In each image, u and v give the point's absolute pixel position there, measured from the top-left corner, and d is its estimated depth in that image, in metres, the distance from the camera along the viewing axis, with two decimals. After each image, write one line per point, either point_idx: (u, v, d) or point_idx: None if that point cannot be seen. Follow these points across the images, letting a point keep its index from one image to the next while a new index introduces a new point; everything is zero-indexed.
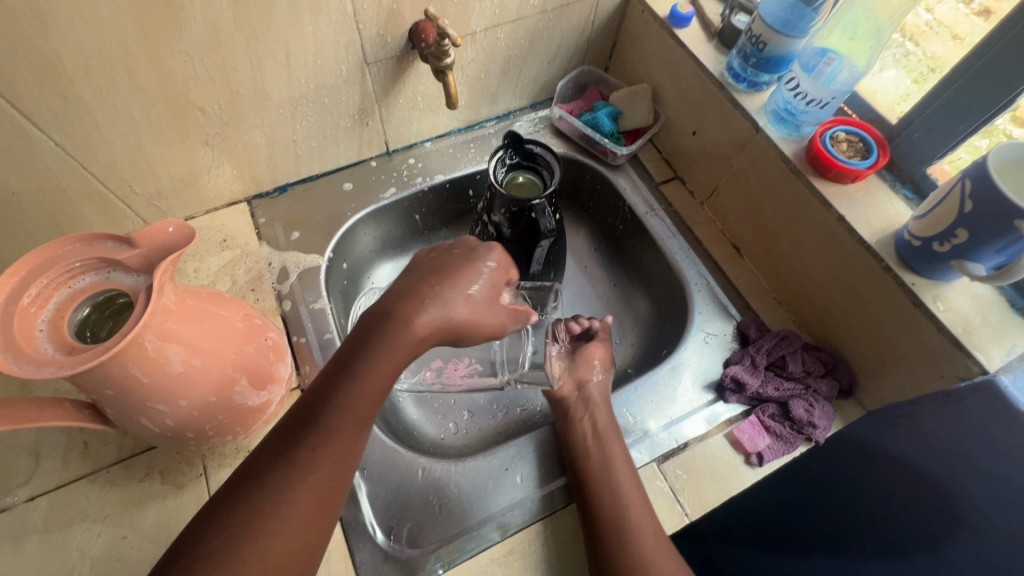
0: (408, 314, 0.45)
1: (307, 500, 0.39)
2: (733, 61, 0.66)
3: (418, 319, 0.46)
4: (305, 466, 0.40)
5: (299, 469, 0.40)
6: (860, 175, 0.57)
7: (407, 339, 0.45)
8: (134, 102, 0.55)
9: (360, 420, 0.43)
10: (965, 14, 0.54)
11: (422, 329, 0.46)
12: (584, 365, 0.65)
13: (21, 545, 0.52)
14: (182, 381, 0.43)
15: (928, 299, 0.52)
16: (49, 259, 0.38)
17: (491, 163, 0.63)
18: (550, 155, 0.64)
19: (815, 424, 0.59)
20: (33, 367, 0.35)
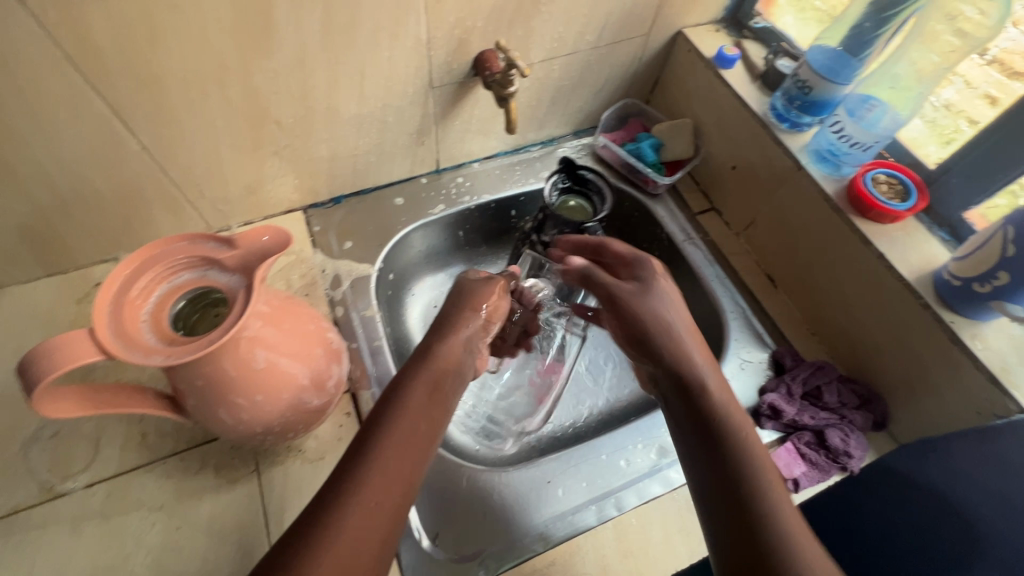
0: (430, 344, 0.54)
1: (381, 496, 0.40)
2: (776, 102, 0.69)
3: (443, 340, 0.54)
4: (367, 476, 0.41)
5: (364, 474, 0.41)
6: (899, 217, 0.60)
7: (436, 357, 0.52)
8: (219, 114, 0.58)
9: (418, 435, 0.45)
10: (978, 65, 0.59)
11: (447, 354, 0.53)
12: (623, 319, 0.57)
13: (80, 530, 0.54)
14: (261, 377, 0.45)
15: (966, 337, 0.55)
16: (155, 255, 0.41)
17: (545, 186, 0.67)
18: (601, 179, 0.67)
19: (850, 453, 0.61)
20: (143, 356, 0.37)
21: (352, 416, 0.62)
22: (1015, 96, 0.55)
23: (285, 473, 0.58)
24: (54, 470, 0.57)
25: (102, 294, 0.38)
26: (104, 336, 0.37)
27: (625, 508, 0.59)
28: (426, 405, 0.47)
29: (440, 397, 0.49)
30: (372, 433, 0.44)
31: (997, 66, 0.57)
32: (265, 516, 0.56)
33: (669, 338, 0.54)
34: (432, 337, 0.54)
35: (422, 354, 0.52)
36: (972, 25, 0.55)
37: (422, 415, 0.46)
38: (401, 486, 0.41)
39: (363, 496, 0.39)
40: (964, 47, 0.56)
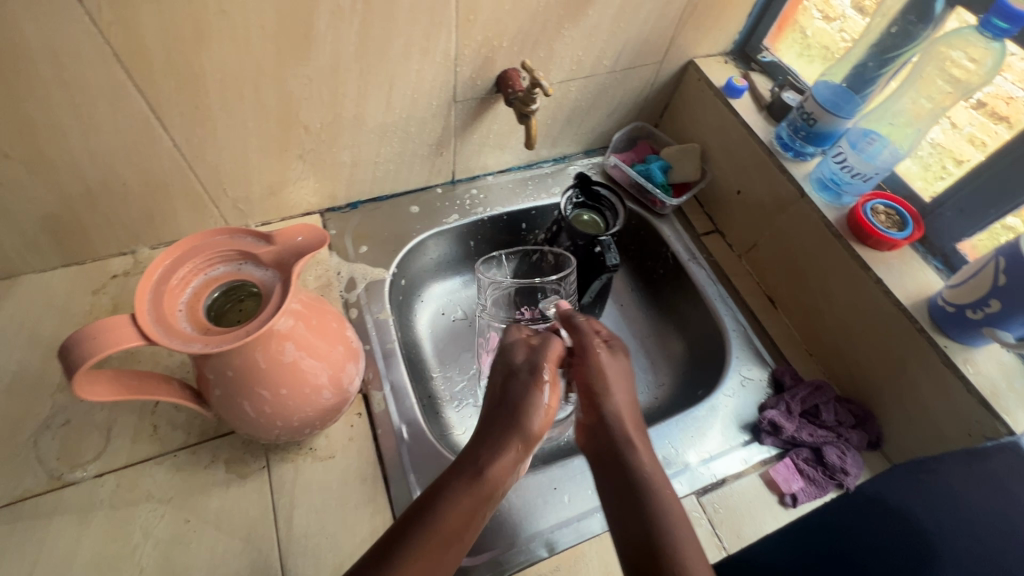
0: (484, 460, 0.45)
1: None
2: (781, 132, 0.73)
3: (495, 457, 0.45)
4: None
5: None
6: (897, 245, 0.63)
7: (484, 480, 0.44)
8: (251, 116, 0.60)
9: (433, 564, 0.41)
10: (963, 106, 0.62)
11: (496, 474, 0.45)
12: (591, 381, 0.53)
13: (87, 520, 0.54)
14: (287, 370, 0.46)
15: (959, 362, 0.57)
16: (195, 248, 0.42)
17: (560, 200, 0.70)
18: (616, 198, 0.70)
19: (847, 470, 0.63)
20: (180, 341, 0.39)
21: (364, 416, 0.63)
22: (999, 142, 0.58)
23: (295, 471, 0.59)
24: (64, 459, 0.57)
25: (143, 281, 0.39)
26: (145, 320, 0.38)
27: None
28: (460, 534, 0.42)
29: (478, 520, 0.44)
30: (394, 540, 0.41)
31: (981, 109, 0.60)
32: (274, 512, 0.56)
33: (613, 406, 0.51)
34: (482, 448, 0.46)
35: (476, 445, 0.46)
36: (965, 73, 0.59)
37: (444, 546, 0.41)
38: None
39: None
40: (954, 94, 0.60)
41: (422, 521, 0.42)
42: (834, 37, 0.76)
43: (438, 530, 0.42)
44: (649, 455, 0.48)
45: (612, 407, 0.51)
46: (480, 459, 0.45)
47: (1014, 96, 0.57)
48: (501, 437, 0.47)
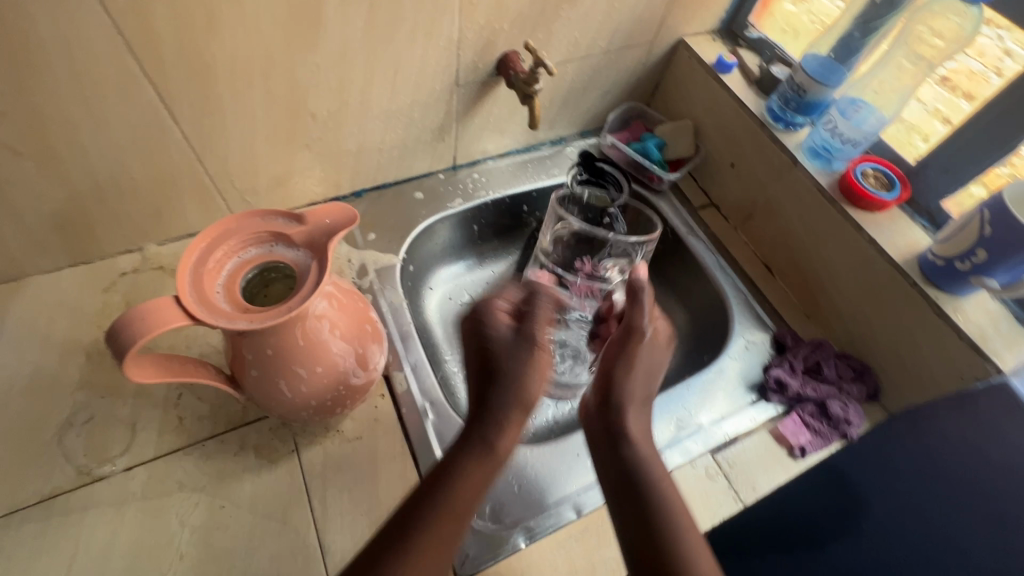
0: (503, 410, 0.52)
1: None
2: (772, 104, 0.76)
3: (511, 415, 0.52)
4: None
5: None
6: (886, 206, 0.67)
7: (497, 452, 0.50)
8: (260, 105, 0.60)
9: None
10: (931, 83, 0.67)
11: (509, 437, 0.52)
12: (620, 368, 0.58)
13: (121, 512, 0.54)
14: (323, 348, 0.47)
15: (949, 311, 0.61)
16: (228, 231, 0.43)
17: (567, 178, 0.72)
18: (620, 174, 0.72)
19: (849, 421, 0.66)
20: (226, 320, 0.40)
21: (387, 397, 0.64)
22: (963, 116, 0.63)
23: (324, 452, 0.60)
24: (91, 454, 0.57)
25: (183, 264, 0.40)
26: (189, 302, 0.39)
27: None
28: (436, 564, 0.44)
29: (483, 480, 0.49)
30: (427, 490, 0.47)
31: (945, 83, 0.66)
32: (307, 493, 0.58)
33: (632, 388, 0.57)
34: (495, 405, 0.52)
35: (482, 420, 0.52)
36: (933, 49, 0.65)
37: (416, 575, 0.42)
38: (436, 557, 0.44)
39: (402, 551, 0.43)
40: (921, 69, 0.66)
41: (442, 488, 0.47)
42: (803, 19, 0.84)
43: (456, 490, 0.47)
44: (652, 459, 0.52)
45: (625, 398, 0.56)
46: (458, 473, 0.48)
47: (974, 70, 0.63)
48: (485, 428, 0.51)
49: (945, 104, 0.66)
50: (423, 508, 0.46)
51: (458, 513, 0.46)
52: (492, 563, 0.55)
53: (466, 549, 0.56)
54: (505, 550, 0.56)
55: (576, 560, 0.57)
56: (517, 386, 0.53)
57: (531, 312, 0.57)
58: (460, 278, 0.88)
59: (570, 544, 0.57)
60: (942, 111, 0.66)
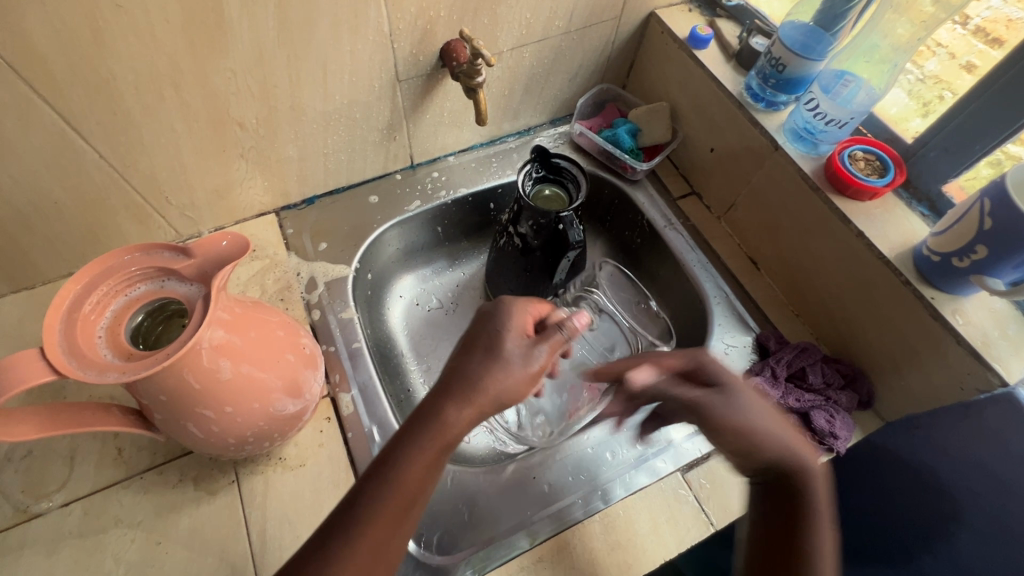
0: (444, 408, 0.44)
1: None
2: (751, 81, 0.68)
3: (454, 408, 0.44)
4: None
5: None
6: (878, 193, 0.59)
7: (444, 430, 0.43)
8: (177, 117, 0.56)
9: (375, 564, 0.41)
10: (962, 34, 0.58)
11: (456, 422, 0.44)
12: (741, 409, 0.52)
13: (57, 550, 0.53)
14: (229, 387, 0.44)
15: (947, 313, 0.54)
16: (108, 268, 0.39)
17: (519, 177, 0.66)
18: (576, 169, 0.67)
19: (836, 434, 0.60)
20: (96, 372, 0.36)
21: (333, 421, 0.61)
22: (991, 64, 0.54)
23: (266, 482, 0.57)
24: (28, 490, 0.55)
25: (52, 310, 0.36)
26: (55, 355, 0.35)
27: (610, 502, 0.58)
28: (385, 538, 0.41)
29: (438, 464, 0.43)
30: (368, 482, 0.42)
31: (978, 35, 0.57)
32: (247, 525, 0.55)
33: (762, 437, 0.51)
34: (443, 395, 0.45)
35: (429, 420, 0.43)
36: None
37: (376, 551, 0.41)
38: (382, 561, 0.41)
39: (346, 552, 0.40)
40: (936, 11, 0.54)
41: (385, 478, 0.42)
42: None
43: (398, 483, 0.42)
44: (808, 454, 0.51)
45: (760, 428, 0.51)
46: (408, 449, 0.43)
47: (1014, 18, 0.54)
48: (441, 399, 0.44)
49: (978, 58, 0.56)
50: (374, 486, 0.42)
51: (411, 497, 0.42)
52: None
53: None
54: None
55: None
56: (475, 377, 0.45)
57: (499, 313, 0.49)
58: (426, 284, 0.83)
59: None
60: (972, 63, 0.56)
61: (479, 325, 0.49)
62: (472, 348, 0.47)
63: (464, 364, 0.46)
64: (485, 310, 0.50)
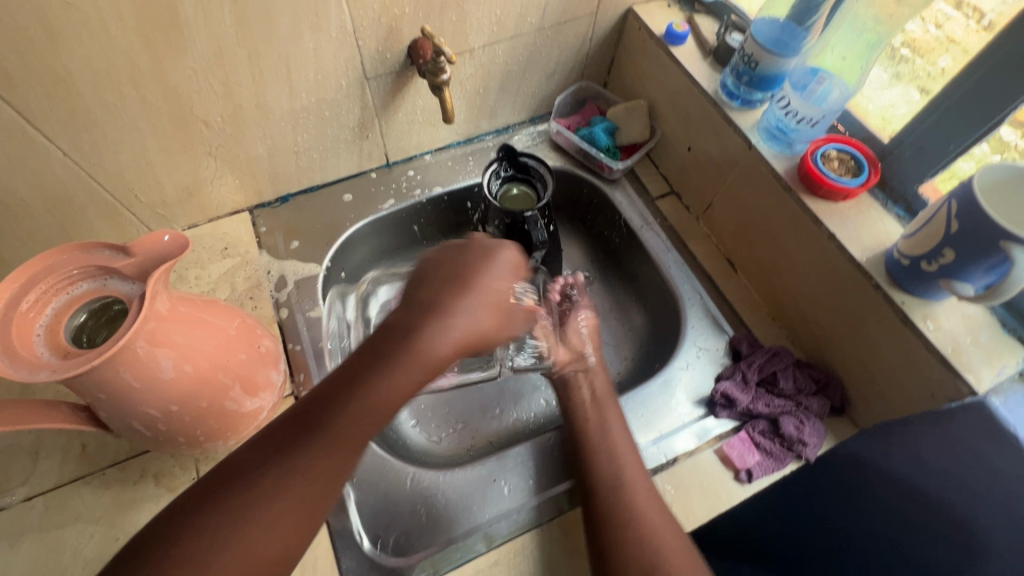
0: (424, 336, 0.42)
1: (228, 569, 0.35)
2: (727, 79, 0.66)
3: (427, 336, 0.42)
4: (230, 539, 0.35)
5: (220, 548, 0.35)
6: (851, 194, 0.58)
7: (423, 355, 0.41)
8: (139, 115, 0.57)
9: (307, 506, 0.37)
10: (975, 31, 0.52)
11: (442, 350, 0.42)
12: (575, 335, 0.67)
13: (16, 544, 0.53)
14: (174, 387, 0.44)
15: (917, 318, 0.52)
16: (47, 267, 0.39)
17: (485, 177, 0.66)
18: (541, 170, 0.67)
19: (805, 441, 0.59)
20: (30, 371, 0.36)
21: None
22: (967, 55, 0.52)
23: None
24: None
25: None
26: None
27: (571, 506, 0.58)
28: (346, 459, 0.39)
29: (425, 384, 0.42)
30: (350, 378, 0.40)
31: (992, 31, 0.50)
32: None
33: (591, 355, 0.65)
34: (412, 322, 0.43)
35: (404, 336, 0.42)
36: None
37: (316, 492, 0.38)
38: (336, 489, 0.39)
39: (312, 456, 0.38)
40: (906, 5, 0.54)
41: (366, 380, 0.40)
42: None
43: (375, 390, 0.40)
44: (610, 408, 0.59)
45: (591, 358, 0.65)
46: (366, 384, 0.40)
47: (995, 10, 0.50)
48: (423, 320, 0.43)
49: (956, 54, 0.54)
50: (319, 423, 0.38)
51: (387, 410, 0.40)
52: None
53: None
54: None
55: None
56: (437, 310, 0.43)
57: (486, 258, 0.49)
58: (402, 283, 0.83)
59: None
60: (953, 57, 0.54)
61: (473, 262, 0.48)
62: (461, 288, 0.45)
63: (449, 305, 0.44)
64: (476, 254, 0.49)
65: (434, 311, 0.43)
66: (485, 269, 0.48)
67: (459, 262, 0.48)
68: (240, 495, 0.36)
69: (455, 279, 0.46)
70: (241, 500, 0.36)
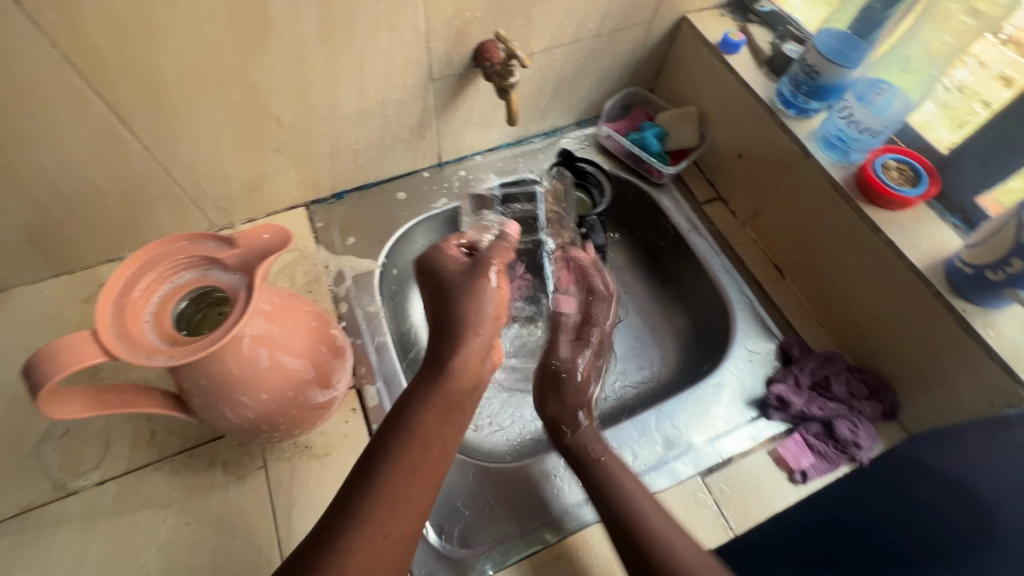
0: (450, 360, 0.49)
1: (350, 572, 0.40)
2: (783, 88, 0.68)
3: (455, 354, 0.49)
4: (350, 547, 0.41)
5: (343, 557, 0.40)
6: (910, 203, 0.59)
7: (455, 376, 0.49)
8: (218, 111, 0.58)
9: (403, 511, 0.44)
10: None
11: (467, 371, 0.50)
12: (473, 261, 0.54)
13: (92, 526, 0.55)
14: (265, 375, 0.45)
15: (978, 326, 0.54)
16: (157, 256, 0.41)
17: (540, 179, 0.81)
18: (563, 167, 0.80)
19: (859, 444, 0.60)
20: (146, 356, 0.38)
21: (358, 412, 0.62)
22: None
23: (292, 469, 0.59)
24: (66, 468, 0.57)
25: (104, 294, 0.38)
26: (107, 337, 0.37)
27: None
28: (408, 491, 0.44)
29: (455, 416, 0.49)
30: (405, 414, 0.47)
31: (1012, 46, 0.57)
32: (273, 510, 0.57)
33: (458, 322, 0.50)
34: (442, 348, 0.50)
35: (438, 379, 0.49)
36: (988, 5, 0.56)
37: (401, 495, 0.44)
38: (413, 513, 0.44)
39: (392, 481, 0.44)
40: (978, 27, 0.57)
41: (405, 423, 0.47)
42: None
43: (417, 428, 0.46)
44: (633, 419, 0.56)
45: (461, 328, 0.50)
46: (423, 402, 0.48)
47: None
48: (452, 349, 0.50)
49: (1013, 71, 0.57)
50: (392, 438, 0.46)
51: (427, 444, 0.46)
52: None
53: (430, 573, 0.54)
54: None
55: None
56: (464, 317, 0.50)
57: (439, 262, 0.55)
58: None
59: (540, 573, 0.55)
60: (1005, 76, 0.58)
61: (456, 277, 0.53)
62: (469, 298, 0.51)
63: (475, 317, 0.50)
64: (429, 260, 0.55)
65: (453, 332, 0.50)
66: (454, 278, 0.52)
67: (441, 274, 0.53)
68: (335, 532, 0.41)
69: (456, 295, 0.51)
70: (343, 530, 0.42)
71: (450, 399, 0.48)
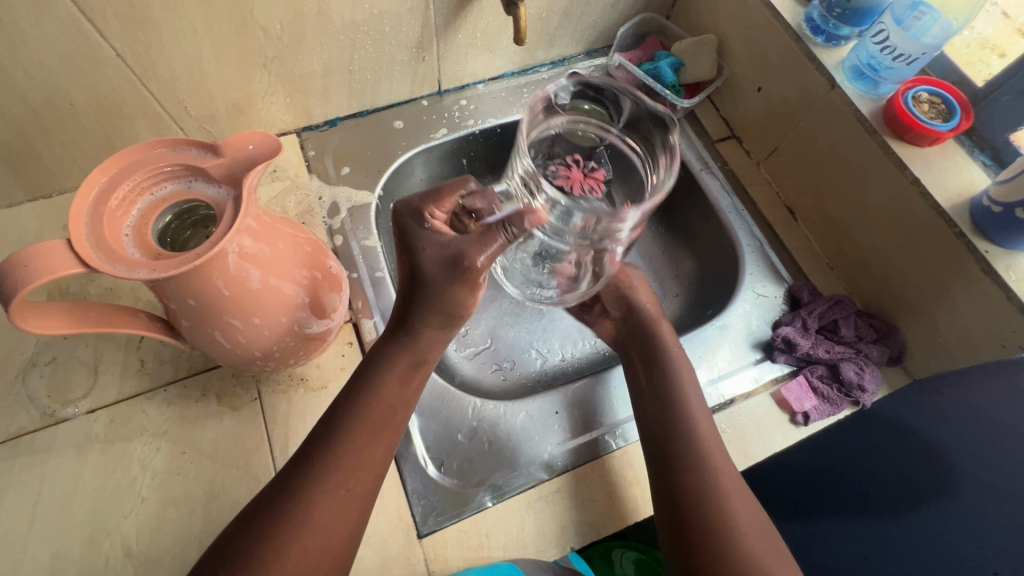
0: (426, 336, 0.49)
1: (326, 530, 0.42)
2: (813, 12, 0.63)
3: (428, 329, 0.49)
4: (312, 498, 0.43)
5: (306, 505, 0.42)
6: (941, 138, 0.56)
7: (415, 345, 0.50)
8: (197, 15, 0.53)
9: (366, 464, 0.45)
10: None
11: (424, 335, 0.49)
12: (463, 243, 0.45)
13: (85, 454, 0.54)
14: (256, 298, 0.43)
15: (1000, 268, 0.52)
16: (135, 162, 0.38)
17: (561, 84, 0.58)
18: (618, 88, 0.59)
19: (863, 387, 0.59)
20: (125, 268, 0.35)
21: (355, 346, 0.60)
22: None
23: (287, 402, 0.57)
24: (53, 396, 0.56)
25: (77, 201, 0.35)
26: (82, 246, 0.34)
27: (610, 450, 0.58)
28: (367, 444, 0.46)
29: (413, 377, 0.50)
30: (368, 377, 0.48)
31: None
32: (270, 440, 0.56)
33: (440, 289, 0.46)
34: (407, 319, 0.49)
35: (404, 348, 0.49)
36: None
37: (364, 448, 0.46)
38: (375, 469, 0.46)
39: (350, 445, 0.45)
40: None
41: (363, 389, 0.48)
42: None
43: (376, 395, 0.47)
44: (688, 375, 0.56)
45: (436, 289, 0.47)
46: (383, 364, 0.49)
47: None
48: (423, 320, 0.49)
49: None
50: (351, 401, 0.47)
51: (392, 402, 0.48)
52: (455, 520, 0.53)
53: (428, 505, 0.53)
54: (470, 508, 0.54)
55: (545, 522, 0.54)
56: (439, 303, 0.47)
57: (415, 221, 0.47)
58: None
59: (539, 506, 0.55)
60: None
61: (430, 269, 0.46)
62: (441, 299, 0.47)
63: (451, 302, 0.48)
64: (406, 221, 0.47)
65: (425, 312, 0.48)
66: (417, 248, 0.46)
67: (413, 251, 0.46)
68: (309, 472, 0.44)
69: (429, 285, 0.46)
70: (303, 474, 0.44)
71: (413, 364, 0.50)
